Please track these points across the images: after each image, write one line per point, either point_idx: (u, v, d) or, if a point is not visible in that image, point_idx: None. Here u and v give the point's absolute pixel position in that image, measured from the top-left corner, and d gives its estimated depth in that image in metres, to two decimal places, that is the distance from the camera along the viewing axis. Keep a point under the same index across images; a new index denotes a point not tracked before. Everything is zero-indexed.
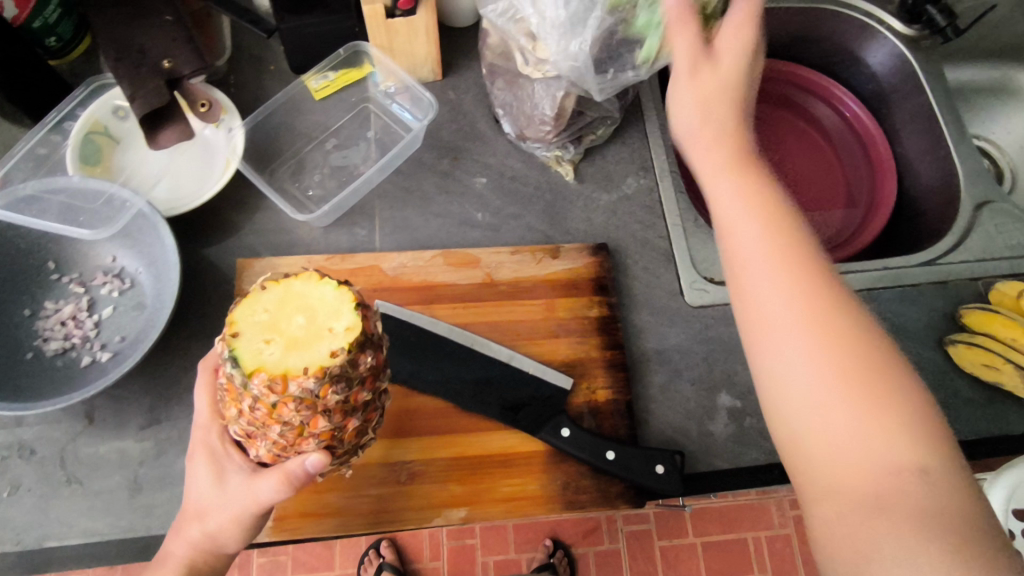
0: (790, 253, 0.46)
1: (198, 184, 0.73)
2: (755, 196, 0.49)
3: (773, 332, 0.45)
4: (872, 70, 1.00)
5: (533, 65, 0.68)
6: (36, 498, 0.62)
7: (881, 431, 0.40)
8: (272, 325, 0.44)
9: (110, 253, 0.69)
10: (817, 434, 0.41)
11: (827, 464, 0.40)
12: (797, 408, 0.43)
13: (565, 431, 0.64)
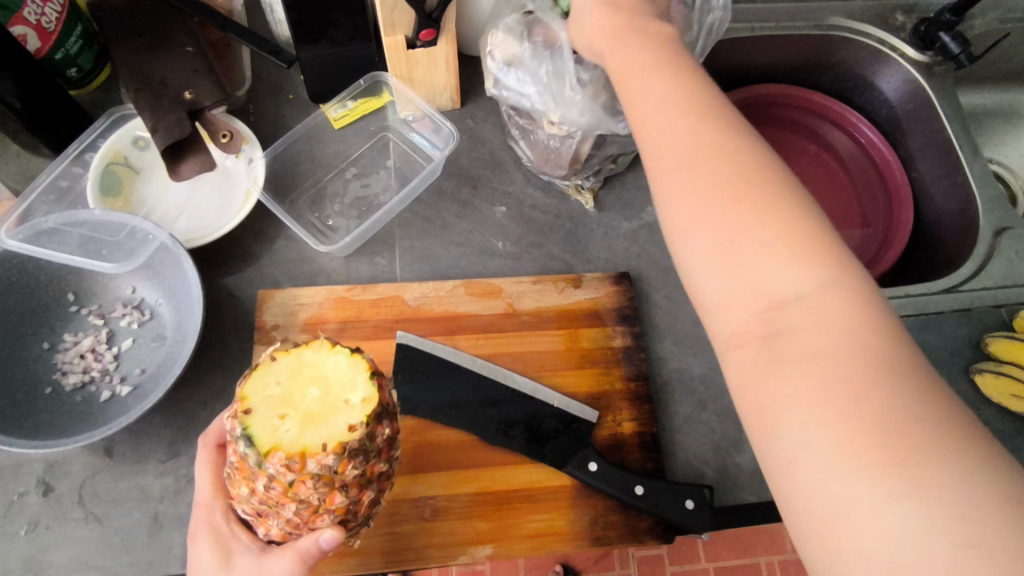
0: (716, 179, 0.46)
1: (218, 215, 0.73)
2: (686, 128, 0.48)
3: (707, 255, 0.45)
4: (886, 96, 1.01)
5: (554, 124, 0.68)
6: (52, 536, 0.61)
7: (820, 326, 0.40)
8: (285, 401, 0.46)
9: (130, 284, 0.68)
10: (757, 338, 0.42)
11: (774, 376, 0.40)
12: (736, 318, 0.43)
13: (592, 465, 0.63)
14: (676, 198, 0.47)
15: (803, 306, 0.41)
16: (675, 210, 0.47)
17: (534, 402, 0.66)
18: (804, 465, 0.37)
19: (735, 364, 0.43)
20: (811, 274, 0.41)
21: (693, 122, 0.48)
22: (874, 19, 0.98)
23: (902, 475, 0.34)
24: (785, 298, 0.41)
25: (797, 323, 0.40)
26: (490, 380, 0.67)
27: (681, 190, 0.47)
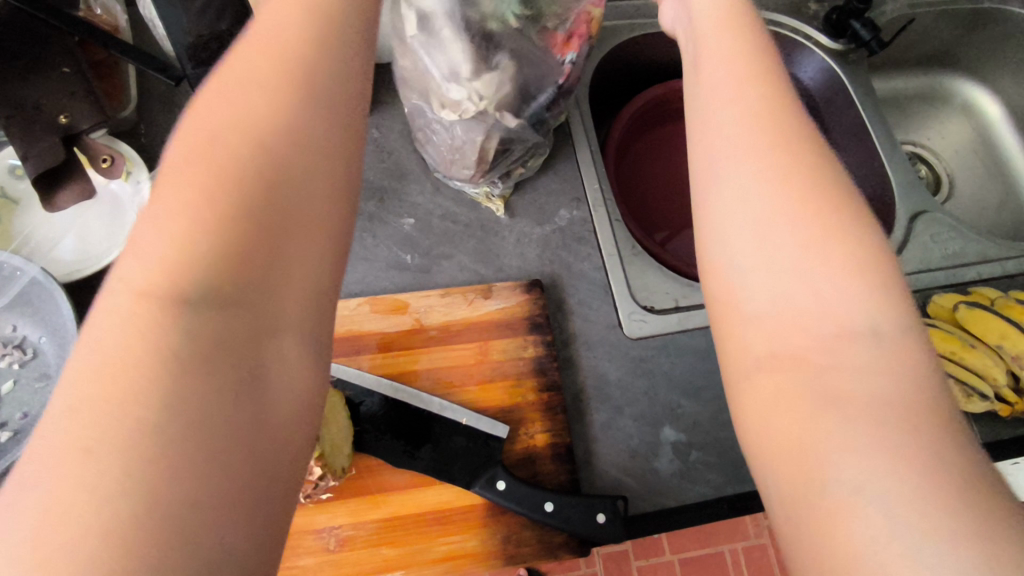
0: (799, 176, 0.38)
1: (106, 243, 0.69)
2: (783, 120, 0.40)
3: (765, 266, 0.37)
4: (804, 85, 1.02)
5: (450, 107, 0.64)
6: None
7: (886, 372, 0.33)
8: (331, 416, 0.59)
9: (9, 322, 0.64)
10: (809, 366, 0.34)
11: (822, 407, 0.33)
12: (789, 339, 0.35)
13: (500, 484, 0.61)
14: (742, 197, 0.39)
15: (877, 344, 0.33)
16: (735, 209, 0.39)
17: (444, 418, 0.64)
18: (852, 514, 0.30)
19: (771, 387, 0.35)
20: (887, 310, 0.34)
21: (776, 120, 0.40)
22: (788, 8, 0.98)
23: (948, 517, 0.28)
24: (855, 329, 0.34)
25: (865, 359, 0.33)
26: (396, 400, 0.65)
27: (750, 194, 0.39)
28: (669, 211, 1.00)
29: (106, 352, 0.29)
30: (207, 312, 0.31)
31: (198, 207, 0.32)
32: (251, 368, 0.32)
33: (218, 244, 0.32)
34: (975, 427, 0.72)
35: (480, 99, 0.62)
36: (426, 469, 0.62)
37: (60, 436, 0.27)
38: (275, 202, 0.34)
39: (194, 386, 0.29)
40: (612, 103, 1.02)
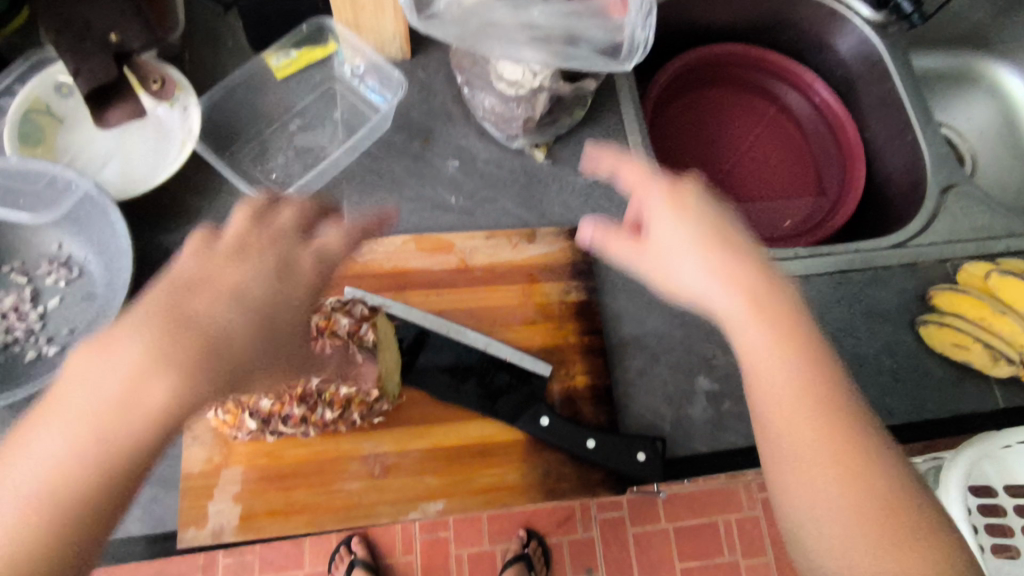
0: (788, 339, 0.42)
1: (154, 166, 0.67)
2: (740, 278, 0.44)
3: (793, 460, 0.41)
4: (841, 57, 1.01)
5: (506, 82, 0.66)
6: None
7: (874, 525, 0.38)
8: (386, 343, 0.60)
9: (56, 239, 0.64)
10: (836, 521, 0.39)
11: (848, 542, 0.38)
12: (814, 498, 0.40)
13: (544, 420, 0.63)
14: (768, 376, 0.42)
15: (872, 491, 0.39)
16: (781, 410, 0.41)
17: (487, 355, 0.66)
18: None
19: (823, 545, 0.39)
20: (870, 460, 0.40)
21: (754, 275, 0.45)
22: None
23: None
24: (853, 467, 0.40)
25: (857, 518, 0.39)
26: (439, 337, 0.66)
27: (766, 363, 0.42)
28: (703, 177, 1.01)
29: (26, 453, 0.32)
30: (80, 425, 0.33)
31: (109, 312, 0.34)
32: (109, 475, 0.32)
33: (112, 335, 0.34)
34: (994, 391, 0.75)
35: (535, 76, 0.64)
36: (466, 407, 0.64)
37: None
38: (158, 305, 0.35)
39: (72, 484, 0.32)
40: (650, 65, 1.04)
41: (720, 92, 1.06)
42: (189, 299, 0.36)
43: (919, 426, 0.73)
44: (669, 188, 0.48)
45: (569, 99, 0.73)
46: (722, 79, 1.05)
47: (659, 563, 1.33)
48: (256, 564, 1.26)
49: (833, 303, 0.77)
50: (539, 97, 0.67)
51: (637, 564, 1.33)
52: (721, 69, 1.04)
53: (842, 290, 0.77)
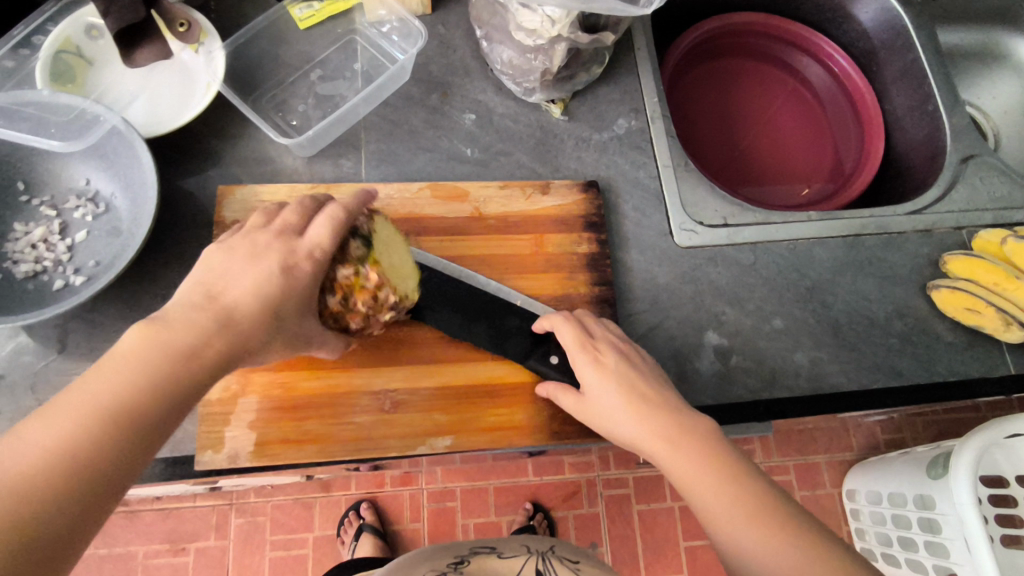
0: (696, 454, 0.51)
1: (178, 110, 0.69)
2: (659, 423, 0.53)
3: (708, 519, 0.48)
4: (863, 27, 0.99)
5: (525, 31, 0.67)
6: (8, 421, 0.60)
7: (763, 521, 0.46)
8: (389, 242, 0.60)
9: (84, 174, 0.66)
10: (731, 520, 0.47)
11: (745, 533, 0.46)
12: (714, 499, 0.48)
13: (553, 358, 0.64)
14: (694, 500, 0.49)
15: (757, 500, 0.47)
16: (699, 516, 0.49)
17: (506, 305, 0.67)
18: None
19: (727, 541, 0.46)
20: (753, 484, 0.48)
21: (667, 424, 0.53)
22: None
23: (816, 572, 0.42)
24: (739, 479, 0.49)
25: (747, 517, 0.46)
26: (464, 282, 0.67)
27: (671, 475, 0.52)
28: (718, 147, 1.02)
29: None
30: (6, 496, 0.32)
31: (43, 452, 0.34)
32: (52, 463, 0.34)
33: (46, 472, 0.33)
34: (1005, 357, 0.75)
35: (554, 25, 0.64)
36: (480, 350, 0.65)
37: None
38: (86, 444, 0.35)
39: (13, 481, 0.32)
40: (670, 32, 1.03)
41: (739, 62, 1.05)
42: (228, 286, 0.45)
43: (928, 388, 0.73)
44: (578, 343, 0.59)
45: (588, 52, 0.73)
46: (741, 49, 1.05)
47: (663, 539, 1.34)
48: (266, 526, 1.25)
49: (844, 266, 0.77)
50: (557, 47, 0.68)
51: (641, 539, 1.34)
52: (740, 38, 1.03)
53: (854, 253, 0.77)
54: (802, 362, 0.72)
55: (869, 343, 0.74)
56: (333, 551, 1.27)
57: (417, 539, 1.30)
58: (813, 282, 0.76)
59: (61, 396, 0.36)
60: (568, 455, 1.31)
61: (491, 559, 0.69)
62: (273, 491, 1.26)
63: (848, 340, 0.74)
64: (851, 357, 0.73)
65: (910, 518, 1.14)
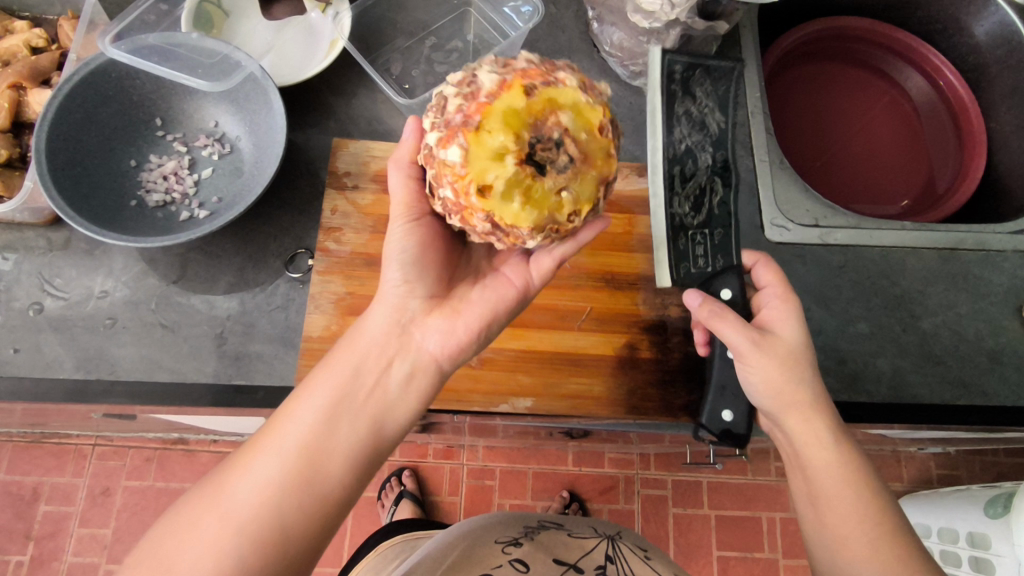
0: (846, 450, 0.55)
1: (303, 63, 0.73)
2: (821, 410, 0.55)
3: (835, 503, 0.54)
4: (975, 41, 0.95)
5: (642, 13, 0.68)
6: (130, 335, 0.65)
7: (881, 528, 0.53)
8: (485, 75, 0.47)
9: (214, 117, 0.71)
10: (854, 512, 0.53)
11: (868, 532, 0.52)
12: (847, 492, 0.54)
13: (726, 292, 0.62)
14: (829, 482, 0.54)
15: (881, 508, 0.54)
16: (830, 499, 0.54)
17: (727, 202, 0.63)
18: None
19: (841, 526, 0.54)
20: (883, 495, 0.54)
21: (830, 415, 0.55)
22: None
23: None
24: (871, 484, 0.54)
25: (866, 519, 0.53)
26: (709, 161, 0.63)
27: (818, 452, 0.55)
28: (809, 149, 0.99)
29: (234, 499, 0.45)
30: (262, 508, 0.45)
31: (295, 467, 0.47)
32: (300, 482, 0.47)
33: (291, 487, 0.46)
34: None
35: (673, 9, 0.65)
36: (661, 201, 0.61)
37: (195, 537, 0.44)
38: (314, 463, 0.48)
39: (268, 499, 0.45)
40: (770, 31, 1.01)
41: (837, 67, 1.03)
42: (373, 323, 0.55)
43: (1015, 411, 0.71)
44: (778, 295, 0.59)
45: (701, 39, 0.74)
46: (841, 54, 1.02)
47: (696, 546, 1.32)
48: None
49: (937, 279, 0.75)
50: (671, 32, 0.70)
51: (674, 543, 1.32)
52: (842, 43, 1.01)
53: (948, 267, 0.76)
54: (885, 369, 0.72)
55: (956, 359, 0.72)
56: (372, 514, 1.32)
57: (453, 512, 1.32)
58: (903, 291, 0.75)
59: (293, 419, 0.49)
60: (609, 449, 1.30)
61: (559, 535, 0.71)
62: None
63: (934, 353, 0.73)
64: (936, 370, 0.72)
65: (960, 556, 1.10)
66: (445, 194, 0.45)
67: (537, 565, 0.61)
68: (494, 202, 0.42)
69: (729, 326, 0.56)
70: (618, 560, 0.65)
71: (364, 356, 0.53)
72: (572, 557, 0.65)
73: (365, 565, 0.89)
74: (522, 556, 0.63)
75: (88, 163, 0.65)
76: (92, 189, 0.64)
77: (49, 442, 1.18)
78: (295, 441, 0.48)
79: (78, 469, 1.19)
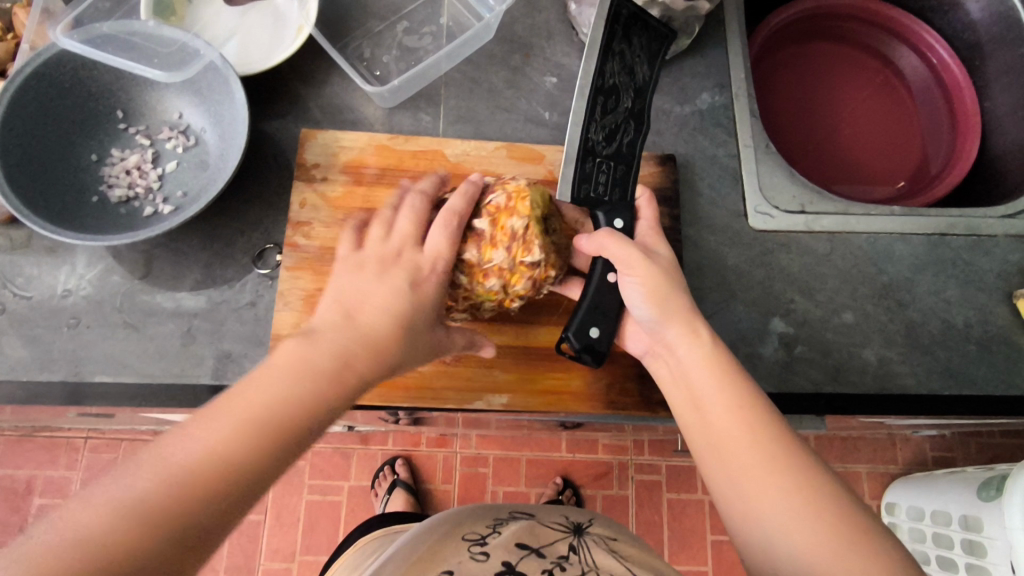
0: (727, 373, 0.50)
1: (268, 50, 0.70)
2: (693, 328, 0.52)
3: (718, 429, 0.48)
4: (970, 17, 0.92)
5: None
6: (95, 334, 0.64)
7: (768, 451, 0.45)
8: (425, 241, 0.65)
9: (177, 108, 0.68)
10: (735, 436, 0.47)
11: (753, 456, 0.45)
12: (728, 414, 0.48)
13: (618, 223, 0.61)
14: (711, 408, 0.49)
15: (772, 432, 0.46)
16: (712, 426, 0.48)
17: (630, 140, 0.61)
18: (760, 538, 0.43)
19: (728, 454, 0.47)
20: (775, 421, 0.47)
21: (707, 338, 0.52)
22: None
23: (811, 508, 0.42)
24: (759, 409, 0.48)
25: (752, 441, 0.46)
26: (626, 105, 0.61)
27: (696, 374, 0.50)
28: (798, 131, 0.96)
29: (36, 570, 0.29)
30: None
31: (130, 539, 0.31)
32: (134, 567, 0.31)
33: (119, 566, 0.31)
34: None
35: None
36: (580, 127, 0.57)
37: None
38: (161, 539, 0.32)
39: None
40: (759, 8, 0.99)
41: (827, 46, 1.00)
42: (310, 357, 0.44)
43: (1003, 401, 0.69)
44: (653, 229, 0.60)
45: (682, 20, 0.72)
46: (830, 32, 0.99)
47: (691, 530, 1.32)
48: (306, 470, 1.29)
49: (925, 266, 0.73)
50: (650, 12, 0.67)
51: (669, 528, 1.32)
52: (831, 21, 0.98)
53: (937, 253, 0.74)
54: (870, 360, 0.70)
55: (943, 347, 0.71)
56: (366, 503, 1.30)
57: (447, 500, 1.31)
58: (889, 279, 0.73)
59: (154, 463, 0.35)
60: (602, 435, 1.29)
61: (527, 524, 0.69)
62: (315, 437, 1.29)
63: (921, 342, 0.71)
64: (922, 360, 0.70)
65: (953, 538, 1.09)
66: (465, 257, 0.59)
67: (499, 552, 0.60)
68: (506, 271, 0.59)
69: (617, 242, 0.57)
70: (580, 549, 0.62)
71: (287, 381, 0.42)
72: (537, 544, 0.63)
73: (346, 560, 0.89)
74: (485, 547, 0.62)
75: (44, 159, 0.62)
76: (49, 186, 0.62)
77: (39, 436, 1.18)
78: (178, 469, 0.35)
79: (69, 462, 1.18)
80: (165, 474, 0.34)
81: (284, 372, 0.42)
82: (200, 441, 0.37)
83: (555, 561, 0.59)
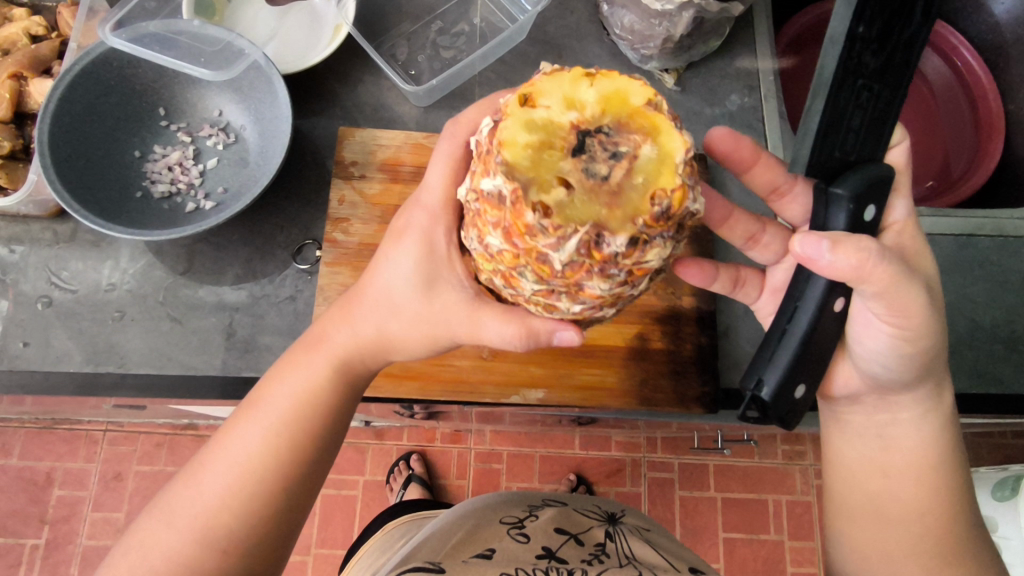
0: (938, 459, 0.51)
1: (308, 49, 0.71)
2: (928, 401, 0.51)
3: (889, 498, 0.51)
4: (996, 20, 0.94)
5: None
6: (138, 328, 0.65)
7: (930, 540, 0.49)
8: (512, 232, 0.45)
9: (218, 106, 0.70)
10: (905, 513, 0.50)
11: (916, 539, 0.50)
12: (909, 494, 0.51)
13: (869, 212, 0.47)
14: (901, 479, 0.51)
15: (944, 526, 0.50)
16: (889, 492, 0.51)
17: (916, 32, 0.42)
18: None
19: (882, 517, 0.51)
20: (955, 518, 0.50)
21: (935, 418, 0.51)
22: None
23: None
24: (944, 502, 0.50)
25: (911, 524, 0.50)
26: None
27: (904, 443, 0.51)
28: None
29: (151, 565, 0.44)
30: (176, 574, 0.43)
31: (214, 534, 0.45)
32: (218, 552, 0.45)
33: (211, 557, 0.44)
34: None
35: None
36: (848, 24, 0.39)
37: None
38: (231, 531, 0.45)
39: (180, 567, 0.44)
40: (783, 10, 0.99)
41: None
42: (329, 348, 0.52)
43: None
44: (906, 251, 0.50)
45: (714, 21, 0.73)
46: None
47: (702, 528, 1.33)
48: None
49: (953, 266, 0.74)
50: (685, 14, 0.68)
51: (681, 525, 1.33)
52: None
53: (965, 254, 0.74)
54: None
55: (971, 347, 0.72)
56: (381, 497, 1.31)
57: (461, 496, 1.32)
58: None
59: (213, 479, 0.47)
60: (616, 433, 1.30)
61: (562, 508, 0.72)
62: None
63: (949, 341, 0.72)
64: (950, 360, 0.71)
65: None
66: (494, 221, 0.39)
67: (539, 537, 0.62)
68: (562, 202, 0.37)
69: (891, 282, 0.42)
70: (617, 538, 0.65)
71: (291, 396, 0.50)
72: (574, 530, 0.66)
73: (374, 544, 0.90)
74: (525, 530, 0.65)
75: (92, 154, 0.64)
76: (96, 181, 0.63)
77: (61, 428, 1.19)
78: (215, 494, 0.46)
79: (90, 455, 1.19)
80: (206, 500, 0.46)
81: (287, 383, 0.51)
82: (250, 447, 0.48)
83: (592, 548, 0.62)
